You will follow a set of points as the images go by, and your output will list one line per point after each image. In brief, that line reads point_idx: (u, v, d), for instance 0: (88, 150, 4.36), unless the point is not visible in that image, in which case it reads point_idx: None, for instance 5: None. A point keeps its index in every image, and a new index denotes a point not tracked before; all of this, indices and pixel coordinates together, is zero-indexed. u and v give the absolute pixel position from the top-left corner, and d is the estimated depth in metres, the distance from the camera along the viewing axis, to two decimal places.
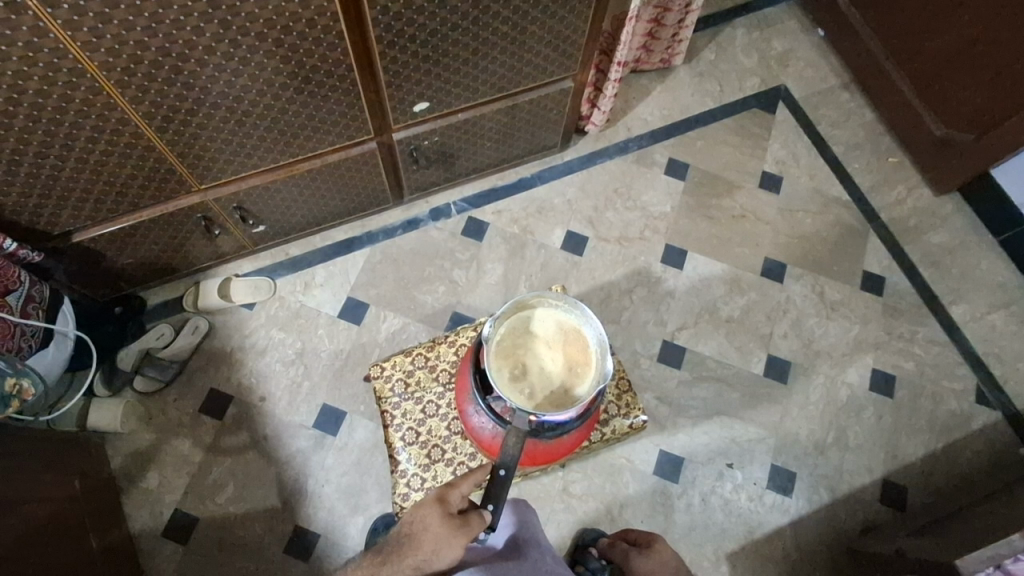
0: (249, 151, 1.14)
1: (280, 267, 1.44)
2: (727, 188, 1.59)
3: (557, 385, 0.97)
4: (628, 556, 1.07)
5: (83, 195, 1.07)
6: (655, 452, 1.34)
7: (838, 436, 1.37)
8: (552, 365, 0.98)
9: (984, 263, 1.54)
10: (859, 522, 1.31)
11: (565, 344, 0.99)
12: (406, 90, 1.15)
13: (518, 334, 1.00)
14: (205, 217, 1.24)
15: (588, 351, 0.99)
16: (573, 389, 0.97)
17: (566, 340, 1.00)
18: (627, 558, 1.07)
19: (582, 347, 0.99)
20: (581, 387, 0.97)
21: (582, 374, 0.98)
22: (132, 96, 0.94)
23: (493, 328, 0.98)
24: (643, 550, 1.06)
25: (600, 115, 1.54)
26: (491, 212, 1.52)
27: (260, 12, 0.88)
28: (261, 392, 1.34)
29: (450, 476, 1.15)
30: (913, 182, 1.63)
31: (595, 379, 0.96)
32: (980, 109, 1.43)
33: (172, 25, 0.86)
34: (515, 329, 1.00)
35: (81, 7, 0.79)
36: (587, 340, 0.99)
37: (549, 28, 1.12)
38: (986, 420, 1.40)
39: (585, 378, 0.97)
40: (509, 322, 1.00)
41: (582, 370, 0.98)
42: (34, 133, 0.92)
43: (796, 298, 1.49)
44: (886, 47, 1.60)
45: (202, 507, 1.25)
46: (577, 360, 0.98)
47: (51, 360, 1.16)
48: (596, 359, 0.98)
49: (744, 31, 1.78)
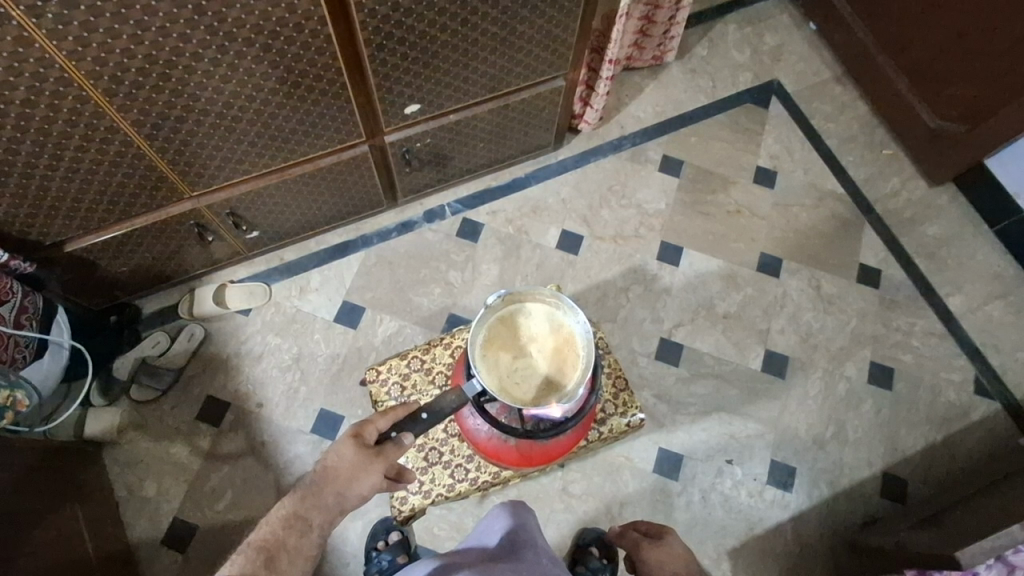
0: (240, 157, 1.13)
1: (275, 273, 1.44)
2: (721, 183, 1.59)
3: (545, 381, 0.97)
4: (639, 546, 0.98)
5: (74, 205, 1.06)
6: (653, 450, 1.33)
7: (837, 430, 1.37)
8: (539, 361, 0.98)
9: (981, 254, 1.54)
10: (860, 516, 1.31)
11: (551, 339, 0.99)
12: (396, 93, 1.14)
13: (504, 329, 0.99)
14: (197, 224, 1.24)
15: (575, 347, 0.98)
16: (562, 385, 0.96)
17: (552, 335, 0.99)
18: (638, 549, 0.98)
19: (569, 341, 0.99)
20: (569, 382, 0.96)
21: (569, 369, 0.97)
22: (120, 104, 0.93)
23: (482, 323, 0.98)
24: (654, 542, 0.98)
25: (592, 113, 1.53)
26: (486, 212, 1.52)
27: (247, 17, 0.88)
28: (259, 398, 1.33)
29: (448, 479, 1.15)
30: (908, 174, 1.62)
31: (582, 373, 0.96)
32: (972, 100, 1.43)
33: (157, 32, 0.85)
34: (501, 324, 1.00)
35: (65, 15, 0.78)
36: (573, 334, 0.99)
37: (538, 27, 1.12)
38: (986, 411, 1.39)
39: (572, 372, 0.97)
40: (493, 317, 1.00)
41: (570, 364, 0.97)
42: (22, 143, 0.92)
43: (792, 293, 1.48)
44: (878, 40, 1.60)
45: (201, 514, 1.24)
46: (564, 356, 0.98)
47: (46, 370, 1.16)
48: (583, 353, 0.97)
49: (736, 26, 1.77)
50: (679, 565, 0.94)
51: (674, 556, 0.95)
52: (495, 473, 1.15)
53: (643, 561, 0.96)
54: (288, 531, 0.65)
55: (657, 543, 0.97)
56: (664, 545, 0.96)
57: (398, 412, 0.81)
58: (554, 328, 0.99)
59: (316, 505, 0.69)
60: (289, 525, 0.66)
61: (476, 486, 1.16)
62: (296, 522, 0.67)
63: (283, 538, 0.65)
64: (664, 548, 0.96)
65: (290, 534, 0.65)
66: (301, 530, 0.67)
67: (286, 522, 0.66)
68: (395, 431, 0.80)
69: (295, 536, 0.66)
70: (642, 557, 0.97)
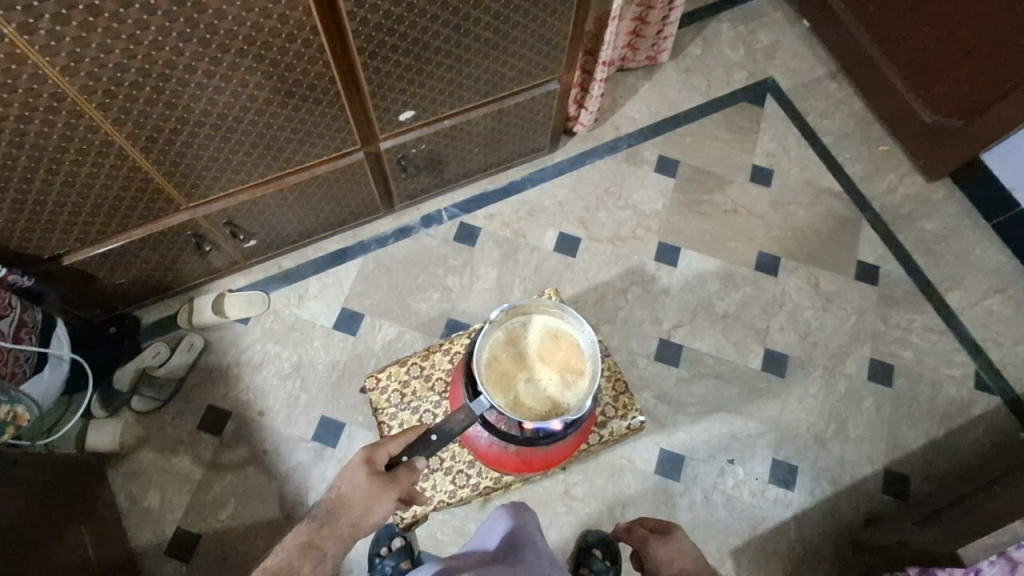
0: (234, 168, 1.13)
1: (273, 281, 1.44)
2: (718, 182, 1.59)
3: (550, 393, 0.97)
4: (646, 544, 0.92)
5: (70, 220, 1.07)
6: (655, 451, 1.33)
7: (838, 427, 1.37)
8: (544, 372, 0.99)
9: (979, 249, 1.54)
10: (862, 513, 1.31)
11: (557, 350, 1.00)
12: (390, 100, 1.15)
13: (509, 341, 1.00)
14: (195, 235, 1.24)
15: (581, 360, 1.00)
16: (566, 398, 0.97)
17: (558, 347, 1.00)
18: (645, 545, 0.92)
19: (575, 353, 1.00)
20: (572, 394, 0.97)
21: (574, 380, 0.98)
22: (114, 118, 0.94)
23: (490, 332, 0.99)
24: (663, 537, 0.92)
25: (588, 115, 1.53)
26: (483, 216, 1.52)
27: (239, 29, 0.88)
28: (260, 406, 1.34)
29: (450, 485, 1.15)
30: (904, 169, 1.62)
31: (588, 386, 0.97)
32: (967, 95, 1.43)
33: (150, 46, 0.85)
34: (507, 334, 1.00)
35: (57, 31, 0.79)
36: (579, 345, 1.00)
37: (530, 31, 1.12)
38: (987, 405, 1.39)
39: (579, 385, 0.98)
40: (500, 327, 1.00)
41: (575, 377, 0.99)
42: (17, 158, 0.92)
43: (791, 291, 1.48)
44: (871, 36, 1.60)
45: (204, 524, 1.25)
46: (570, 368, 0.99)
47: (46, 383, 1.16)
48: (589, 365, 0.99)
49: (729, 25, 1.77)
50: (688, 562, 0.87)
51: (686, 554, 0.88)
52: (496, 478, 1.15)
53: (650, 556, 0.89)
54: (303, 561, 0.66)
55: (665, 539, 0.91)
56: (672, 542, 0.90)
57: (410, 435, 0.81)
58: (560, 340, 1.00)
59: (332, 535, 0.70)
60: (304, 554, 0.67)
61: (478, 492, 1.16)
62: (311, 550, 0.67)
63: (297, 565, 0.66)
64: (672, 546, 0.90)
65: (304, 562, 0.66)
66: (316, 559, 0.67)
67: (302, 550, 0.67)
68: (407, 455, 0.80)
69: (309, 564, 0.66)
70: (650, 554, 0.90)
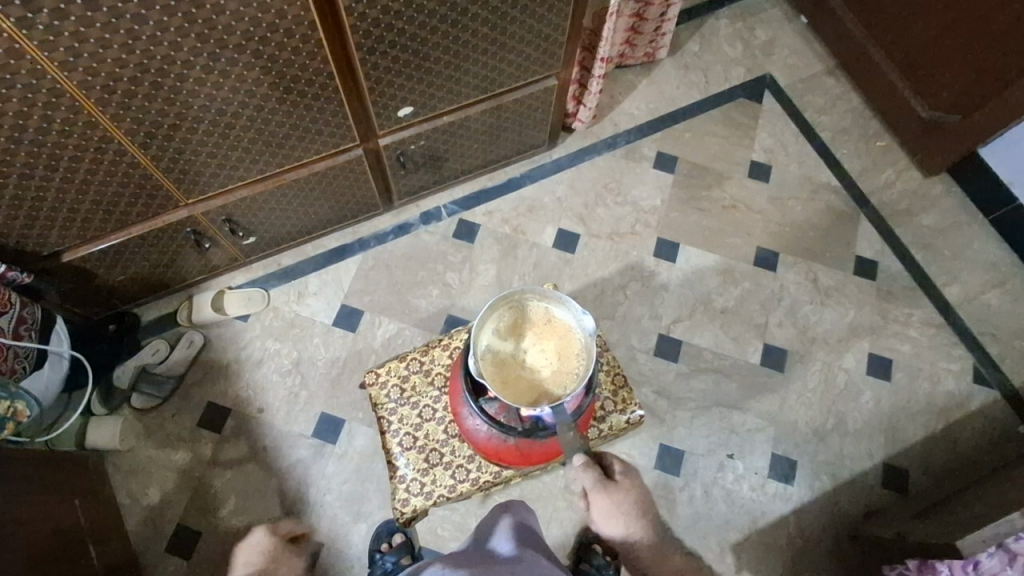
0: (233, 164, 1.13)
1: (273, 278, 1.44)
2: (716, 179, 1.59)
3: (559, 356, 0.98)
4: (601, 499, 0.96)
5: (69, 216, 1.07)
6: (655, 446, 1.34)
7: (838, 422, 1.37)
8: (539, 347, 0.99)
9: (976, 243, 1.54)
10: (861, 506, 1.31)
11: (539, 328, 1.00)
12: (388, 96, 1.15)
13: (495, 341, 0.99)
14: (194, 232, 1.24)
15: (567, 330, 0.99)
16: (570, 346, 0.98)
17: (541, 328, 1.00)
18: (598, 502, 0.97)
19: (553, 318, 1.00)
20: (572, 365, 0.97)
21: (569, 350, 0.98)
22: (113, 113, 0.94)
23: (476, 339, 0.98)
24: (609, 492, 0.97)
25: (586, 112, 1.53)
26: (481, 213, 1.52)
27: (237, 24, 0.88)
28: (260, 403, 1.34)
29: (450, 480, 1.16)
30: (902, 164, 1.63)
31: (581, 341, 0.98)
32: (965, 91, 1.43)
33: (148, 42, 0.85)
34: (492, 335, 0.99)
35: (56, 26, 0.79)
36: (561, 317, 1.00)
37: (528, 27, 1.12)
38: (985, 399, 1.40)
39: (573, 349, 0.98)
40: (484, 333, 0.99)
41: (568, 348, 0.98)
42: (16, 154, 0.92)
43: (790, 286, 1.49)
44: (869, 32, 1.60)
45: (204, 521, 1.25)
46: (551, 325, 1.00)
47: (46, 381, 1.16)
48: (575, 332, 0.99)
49: (727, 21, 1.78)
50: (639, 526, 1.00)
51: (640, 516, 0.99)
52: (495, 473, 1.15)
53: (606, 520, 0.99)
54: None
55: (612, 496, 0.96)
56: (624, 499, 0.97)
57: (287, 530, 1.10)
58: (541, 321, 1.00)
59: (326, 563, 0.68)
60: None
61: (478, 486, 1.16)
62: None
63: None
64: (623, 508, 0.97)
65: None
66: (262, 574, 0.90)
67: None
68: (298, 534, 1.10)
69: None
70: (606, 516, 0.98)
